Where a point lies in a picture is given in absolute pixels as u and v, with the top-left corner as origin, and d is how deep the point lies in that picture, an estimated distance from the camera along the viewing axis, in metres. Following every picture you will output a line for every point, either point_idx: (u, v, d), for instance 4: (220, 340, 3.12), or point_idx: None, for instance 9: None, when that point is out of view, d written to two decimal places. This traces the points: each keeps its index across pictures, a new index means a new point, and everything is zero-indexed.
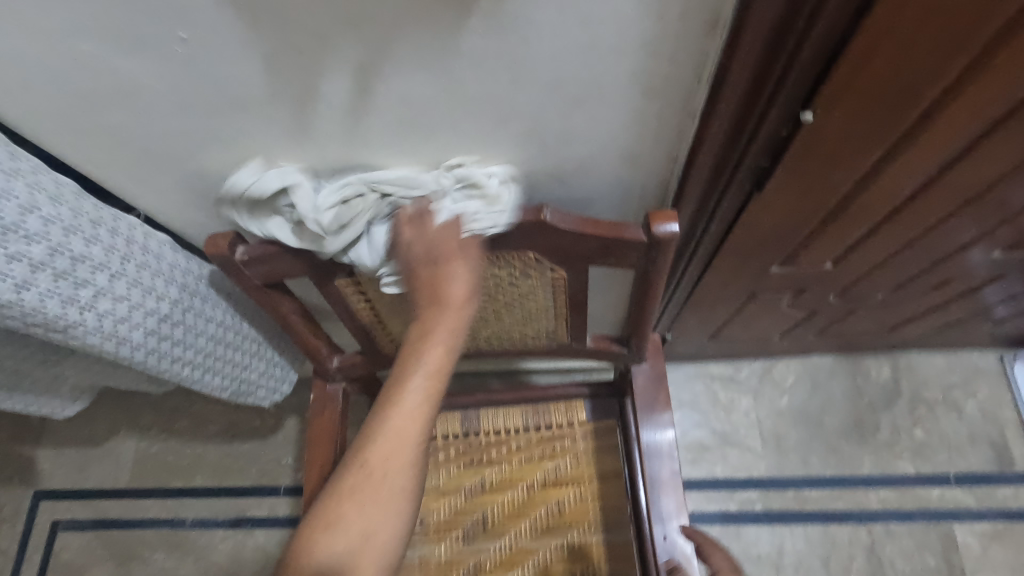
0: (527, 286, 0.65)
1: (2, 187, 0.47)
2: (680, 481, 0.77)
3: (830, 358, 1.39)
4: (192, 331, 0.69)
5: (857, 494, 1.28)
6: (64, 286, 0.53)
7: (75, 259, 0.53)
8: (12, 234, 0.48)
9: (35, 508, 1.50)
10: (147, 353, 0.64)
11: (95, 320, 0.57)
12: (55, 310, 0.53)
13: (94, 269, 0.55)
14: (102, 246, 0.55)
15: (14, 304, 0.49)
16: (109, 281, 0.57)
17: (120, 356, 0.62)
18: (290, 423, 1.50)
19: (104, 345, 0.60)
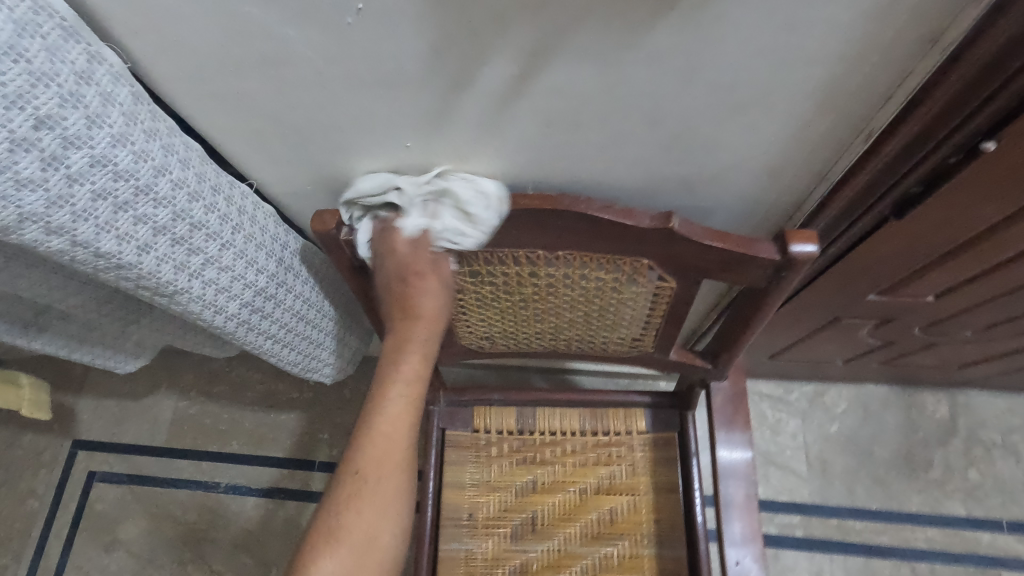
0: (629, 293, 0.64)
1: (141, 149, 0.52)
2: (755, 505, 0.75)
3: (885, 389, 1.35)
4: (283, 307, 0.70)
5: (903, 530, 1.25)
6: (178, 252, 0.58)
7: (188, 225, 0.58)
8: (143, 198, 0.54)
9: (72, 457, 1.52)
10: (238, 323, 0.68)
11: (199, 287, 0.61)
12: (168, 273, 0.59)
13: (207, 237, 0.60)
14: (217, 215, 0.60)
15: (136, 265, 0.56)
16: (218, 250, 0.61)
17: (215, 325, 0.66)
18: (328, 398, 1.51)
19: (203, 312, 0.64)
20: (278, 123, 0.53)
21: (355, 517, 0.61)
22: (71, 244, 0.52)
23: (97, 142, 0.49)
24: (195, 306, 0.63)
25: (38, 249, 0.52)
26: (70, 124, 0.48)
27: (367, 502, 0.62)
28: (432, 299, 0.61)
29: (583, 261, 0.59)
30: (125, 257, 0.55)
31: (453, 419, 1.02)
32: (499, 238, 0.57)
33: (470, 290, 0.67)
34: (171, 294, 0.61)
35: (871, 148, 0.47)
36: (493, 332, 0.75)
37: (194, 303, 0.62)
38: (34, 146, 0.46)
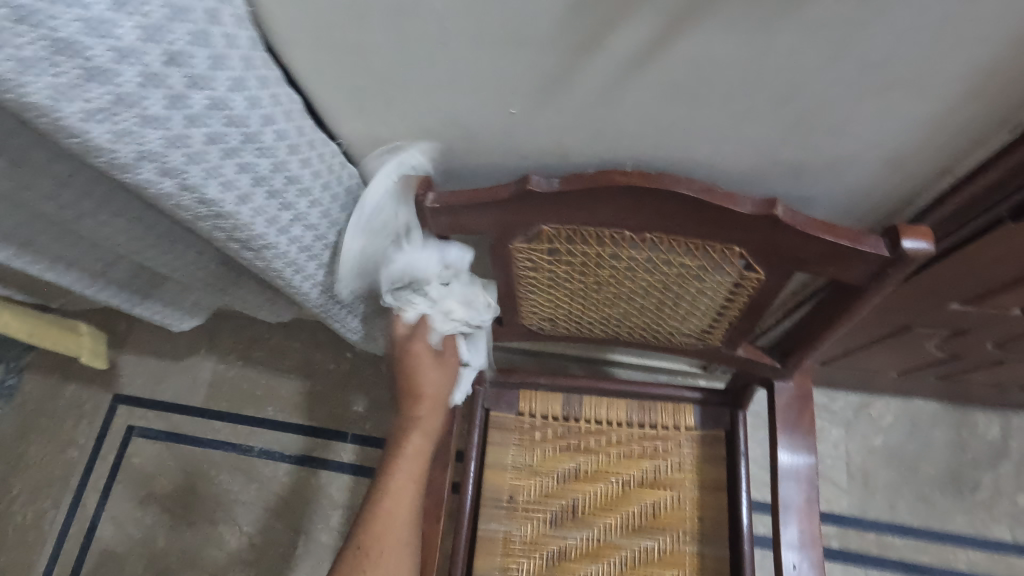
0: (712, 283, 0.62)
1: (254, 95, 0.53)
2: (816, 511, 0.72)
3: (934, 405, 1.31)
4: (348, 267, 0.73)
5: (943, 550, 1.22)
6: (271, 205, 0.60)
7: (286, 181, 0.60)
8: (248, 146, 0.55)
9: (113, 410, 1.55)
10: (309, 281, 0.71)
11: (285, 243, 0.64)
12: (259, 226, 0.60)
13: (299, 192, 0.62)
14: (311, 171, 0.62)
15: (233, 215, 0.58)
16: (307, 208, 0.64)
17: (290, 282, 0.69)
18: (364, 372, 1.51)
19: (284, 269, 0.67)
20: (391, 85, 0.54)
21: (393, 537, 0.71)
22: (181, 187, 0.54)
23: (218, 87, 0.50)
24: (278, 263, 0.65)
25: (149, 189, 0.53)
26: (198, 68, 0.48)
27: (397, 515, 0.73)
28: (436, 336, 0.74)
29: (670, 246, 0.58)
30: (225, 206, 0.57)
31: (498, 400, 1.01)
32: (591, 215, 0.56)
33: (544, 270, 0.66)
34: (259, 249, 0.63)
35: (1008, 145, 0.47)
36: (558, 314, 0.74)
37: (278, 258, 0.65)
38: (162, 83, 0.47)
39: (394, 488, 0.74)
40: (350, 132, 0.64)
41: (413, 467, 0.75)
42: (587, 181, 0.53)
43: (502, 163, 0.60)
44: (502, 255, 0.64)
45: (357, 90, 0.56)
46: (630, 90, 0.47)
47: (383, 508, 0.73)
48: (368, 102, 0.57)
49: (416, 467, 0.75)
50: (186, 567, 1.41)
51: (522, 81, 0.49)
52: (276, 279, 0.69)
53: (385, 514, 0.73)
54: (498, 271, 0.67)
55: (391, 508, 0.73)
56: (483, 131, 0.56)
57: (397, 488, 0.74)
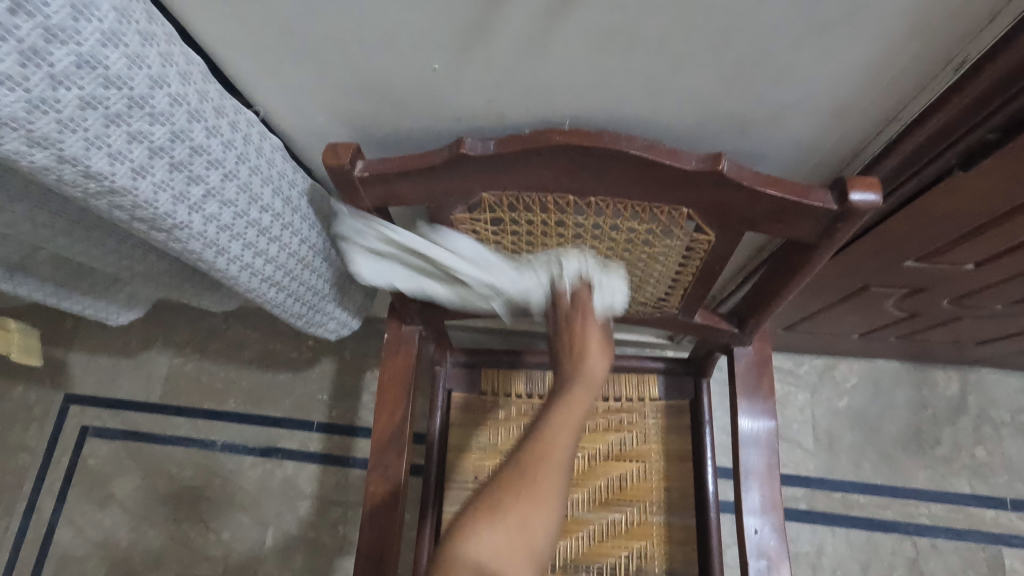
0: (663, 247, 0.59)
1: (138, 51, 0.47)
2: (777, 476, 0.71)
3: (896, 365, 1.33)
4: (280, 248, 0.67)
5: (906, 505, 1.24)
6: (175, 179, 0.55)
7: (189, 150, 0.54)
8: (137, 111, 0.49)
9: (64, 411, 1.49)
10: (240, 267, 0.65)
11: (200, 223, 0.58)
12: (164, 204, 0.55)
13: (208, 165, 0.56)
14: (220, 140, 0.56)
15: (129, 191, 0.52)
16: (221, 181, 0.58)
17: (216, 267, 0.63)
18: (328, 359, 1.47)
19: (203, 251, 0.61)
20: (306, 45, 0.50)
21: (529, 513, 0.50)
22: (59, 160, 0.48)
23: (85, 42, 0.44)
24: (195, 244, 0.59)
25: (19, 163, 0.47)
26: (58, 16, 0.42)
27: (529, 507, 0.50)
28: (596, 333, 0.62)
29: (616, 209, 0.55)
30: (117, 181, 0.51)
31: (460, 380, 0.99)
32: (531, 180, 0.53)
33: (490, 242, 0.62)
34: (169, 229, 0.57)
35: (953, 85, 0.45)
36: None
37: (192, 239, 0.59)
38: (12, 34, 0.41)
39: (541, 457, 0.53)
40: (272, 101, 0.59)
41: (545, 457, 0.53)
42: (523, 142, 0.49)
43: (436, 131, 0.57)
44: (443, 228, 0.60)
45: (272, 53, 0.52)
46: (559, 38, 0.44)
47: (529, 483, 0.51)
48: (285, 66, 0.53)
49: (559, 464, 0.53)
50: (151, 568, 1.36)
51: (442, 34, 0.45)
52: (196, 263, 0.63)
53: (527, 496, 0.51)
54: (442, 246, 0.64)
55: (535, 478, 0.51)
56: (410, 93, 0.52)
57: (548, 455, 0.53)
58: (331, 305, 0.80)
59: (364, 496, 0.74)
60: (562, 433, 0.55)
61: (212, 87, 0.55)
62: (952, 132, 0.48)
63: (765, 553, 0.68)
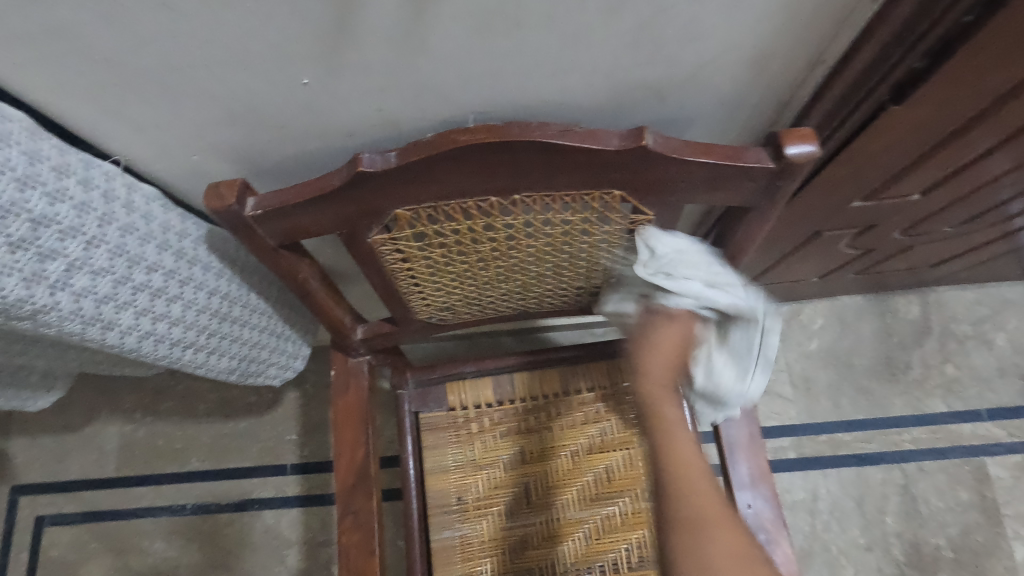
0: (602, 233, 0.55)
1: None
2: (761, 444, 0.69)
3: (857, 298, 1.33)
4: (183, 305, 0.61)
5: (889, 434, 1.26)
6: (23, 260, 0.47)
7: (29, 223, 0.47)
8: None
9: (14, 504, 1.38)
10: (139, 337, 0.59)
11: (69, 301, 0.51)
12: (18, 291, 0.47)
13: (63, 236, 0.49)
14: (71, 204, 0.49)
15: None
16: (84, 250, 0.51)
17: (107, 344, 0.57)
18: (290, 397, 1.39)
19: (85, 329, 0.54)
20: (157, 75, 0.43)
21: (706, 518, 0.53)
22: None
23: None
24: (71, 325, 0.53)
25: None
26: None
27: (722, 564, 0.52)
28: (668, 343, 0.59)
29: (544, 203, 0.50)
30: None
31: (425, 400, 0.94)
32: (444, 186, 0.47)
33: (419, 258, 0.57)
34: (29, 315, 0.50)
35: (879, 14, 0.42)
36: (455, 302, 0.66)
37: (67, 320, 0.52)
38: None
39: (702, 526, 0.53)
40: (142, 145, 0.52)
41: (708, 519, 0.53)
42: (426, 148, 0.44)
43: (334, 151, 0.51)
44: (363, 253, 0.55)
45: (123, 90, 0.45)
46: (439, 25, 0.38)
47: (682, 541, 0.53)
48: (144, 103, 0.46)
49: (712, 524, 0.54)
50: None
51: (307, 38, 0.39)
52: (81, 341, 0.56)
53: (679, 506, 0.54)
54: (367, 271, 0.58)
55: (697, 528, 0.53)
56: (291, 112, 0.46)
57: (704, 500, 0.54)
58: (263, 351, 0.73)
59: (339, 545, 0.68)
60: (705, 509, 0.54)
61: (45, 146, 0.47)
62: (881, 68, 0.46)
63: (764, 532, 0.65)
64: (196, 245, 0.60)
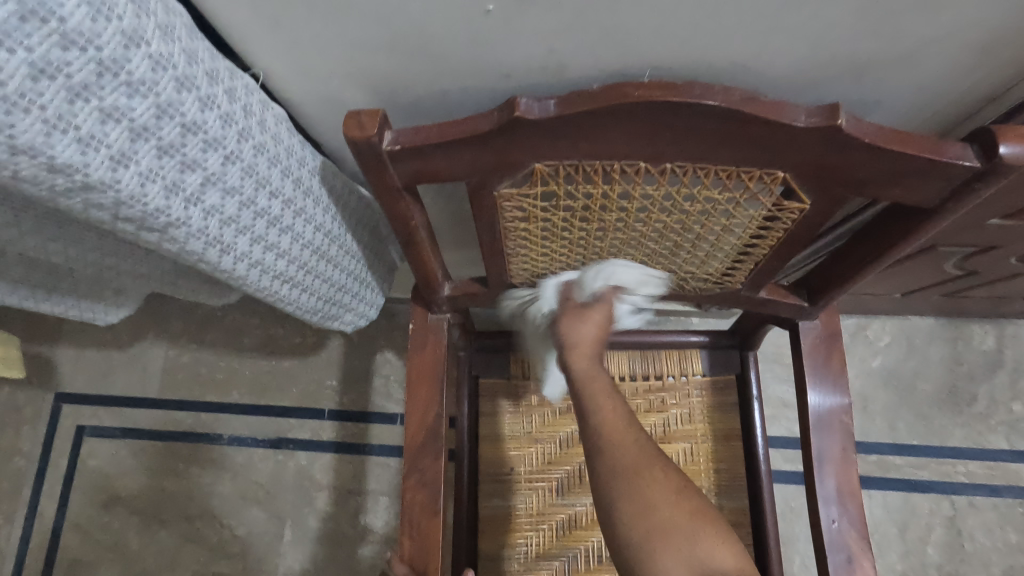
0: (741, 218, 0.51)
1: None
2: (855, 462, 0.65)
3: (930, 321, 1.28)
4: (293, 237, 0.59)
5: (943, 464, 1.21)
6: (166, 165, 0.47)
7: (179, 128, 0.46)
8: (112, 78, 0.41)
9: (57, 411, 1.41)
10: (249, 266, 0.57)
11: (199, 217, 0.51)
12: (155, 199, 0.47)
13: (205, 147, 0.49)
14: (218, 115, 0.48)
15: (109, 186, 0.44)
16: (220, 165, 0.50)
17: (221, 270, 0.55)
18: (334, 343, 1.39)
19: (206, 250, 0.53)
20: None
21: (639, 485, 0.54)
22: (11, 151, 0.38)
23: None
24: (196, 245, 0.51)
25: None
26: None
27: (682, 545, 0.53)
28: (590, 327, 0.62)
29: (694, 176, 0.47)
30: (94, 175, 0.43)
31: (487, 366, 0.91)
32: (597, 144, 0.44)
33: (539, 218, 0.54)
34: (163, 228, 0.49)
35: None
36: (554, 271, 0.64)
37: (193, 239, 0.51)
38: None
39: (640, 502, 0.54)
40: (275, 58, 0.49)
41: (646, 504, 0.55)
42: (594, 100, 0.40)
43: (480, 76, 0.48)
44: (485, 207, 0.52)
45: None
46: None
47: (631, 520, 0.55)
48: (293, 10, 0.43)
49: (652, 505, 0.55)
50: (165, 569, 1.30)
51: None
52: (196, 265, 0.55)
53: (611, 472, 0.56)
54: (481, 227, 0.55)
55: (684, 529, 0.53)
56: (446, 34, 0.43)
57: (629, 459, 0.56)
58: (348, 295, 0.72)
59: (403, 500, 0.67)
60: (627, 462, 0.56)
61: (198, 53, 0.46)
62: None
63: (850, 558, 0.62)
64: (310, 176, 0.59)
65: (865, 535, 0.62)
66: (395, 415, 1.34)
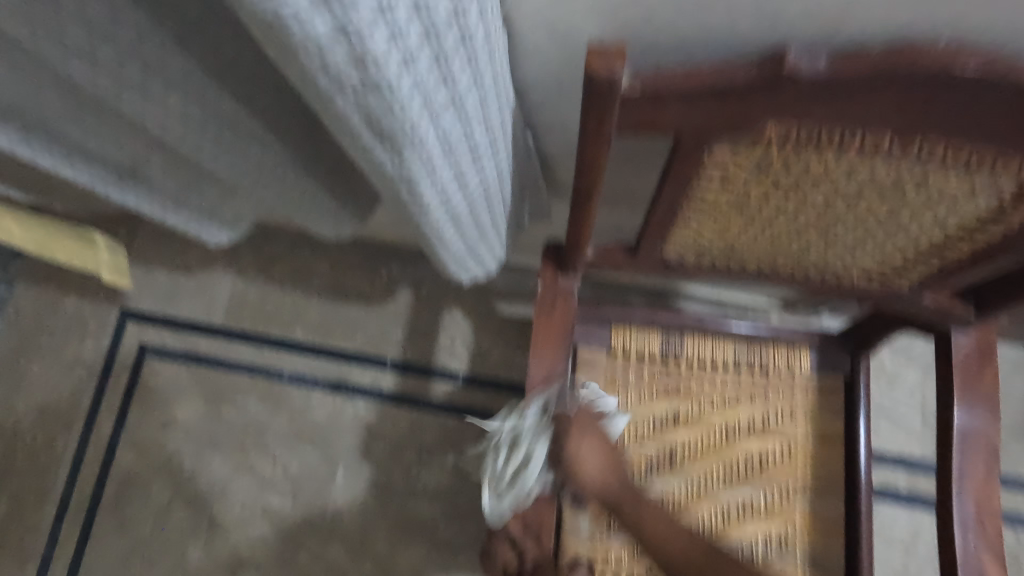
0: (961, 212, 0.48)
1: None
2: (996, 485, 0.63)
3: (1018, 350, 1.24)
4: (478, 173, 0.57)
5: (1013, 494, 1.19)
6: (429, 75, 0.45)
7: (457, 38, 0.44)
8: None
9: (122, 328, 1.42)
10: (437, 195, 0.55)
11: (431, 136, 0.49)
12: (413, 109, 0.45)
13: (464, 62, 0.46)
14: (483, 30, 0.46)
15: (387, 87, 0.42)
16: (465, 85, 0.48)
17: (416, 194, 0.54)
18: (403, 295, 1.38)
19: (418, 171, 0.51)
20: None
21: None
22: (338, 29, 0.37)
23: None
24: (415, 164, 0.50)
25: (289, 32, 0.36)
26: None
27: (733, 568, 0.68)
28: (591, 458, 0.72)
29: (937, 161, 0.43)
30: (385, 72, 0.41)
31: (588, 337, 0.90)
32: (856, 114, 0.41)
33: (734, 186, 0.51)
34: (399, 140, 0.47)
35: None
36: (715, 246, 0.61)
37: (416, 157, 0.49)
38: None
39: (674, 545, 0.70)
40: None
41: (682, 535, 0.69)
42: (875, 65, 0.37)
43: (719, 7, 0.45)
44: (687, 167, 0.49)
45: None
46: None
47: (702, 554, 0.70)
48: None
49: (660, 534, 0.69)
50: (216, 496, 1.31)
51: None
52: (395, 186, 0.53)
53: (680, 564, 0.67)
54: (668, 188, 0.52)
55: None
56: None
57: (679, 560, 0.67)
58: (486, 246, 0.70)
59: None
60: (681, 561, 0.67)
61: None
62: None
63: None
64: (505, 112, 0.57)
65: (998, 558, 0.61)
66: (458, 374, 1.33)
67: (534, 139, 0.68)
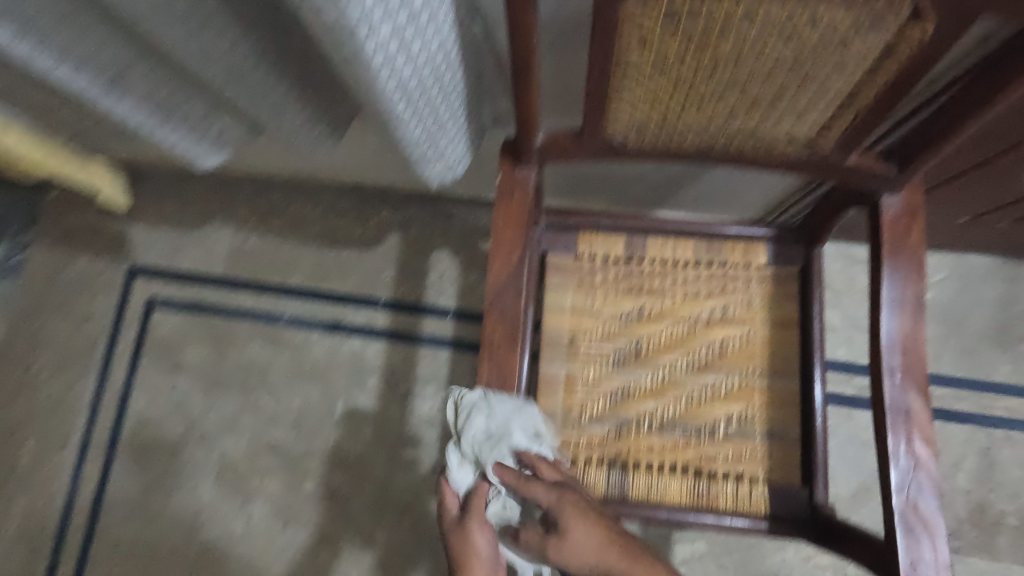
0: (858, 48, 0.55)
1: None
2: (922, 336, 0.68)
3: (988, 260, 1.27)
4: (421, 43, 0.61)
5: (984, 398, 1.23)
6: None
7: None
8: None
9: (129, 283, 1.50)
10: (382, 57, 0.59)
11: None
12: None
13: None
14: None
15: None
16: None
17: (361, 54, 0.58)
18: (392, 238, 1.44)
19: (358, 27, 0.55)
20: None
21: None
22: None
23: None
24: (354, 15, 0.54)
25: None
26: None
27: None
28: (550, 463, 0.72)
29: None
30: None
31: (555, 243, 0.95)
32: None
33: (654, 44, 0.56)
34: None
35: None
36: (646, 122, 0.66)
37: (354, 6, 0.53)
38: None
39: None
40: None
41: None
42: None
43: None
44: (606, 16, 0.53)
45: None
46: None
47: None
48: None
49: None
50: (224, 432, 1.40)
51: None
52: (340, 45, 0.57)
53: None
54: (593, 53, 0.57)
55: None
56: None
57: None
58: (444, 137, 0.74)
59: (484, 337, 0.72)
60: None
61: None
62: None
63: (908, 417, 0.65)
64: None
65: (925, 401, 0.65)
66: (447, 310, 1.39)
67: (485, 34, 0.73)
